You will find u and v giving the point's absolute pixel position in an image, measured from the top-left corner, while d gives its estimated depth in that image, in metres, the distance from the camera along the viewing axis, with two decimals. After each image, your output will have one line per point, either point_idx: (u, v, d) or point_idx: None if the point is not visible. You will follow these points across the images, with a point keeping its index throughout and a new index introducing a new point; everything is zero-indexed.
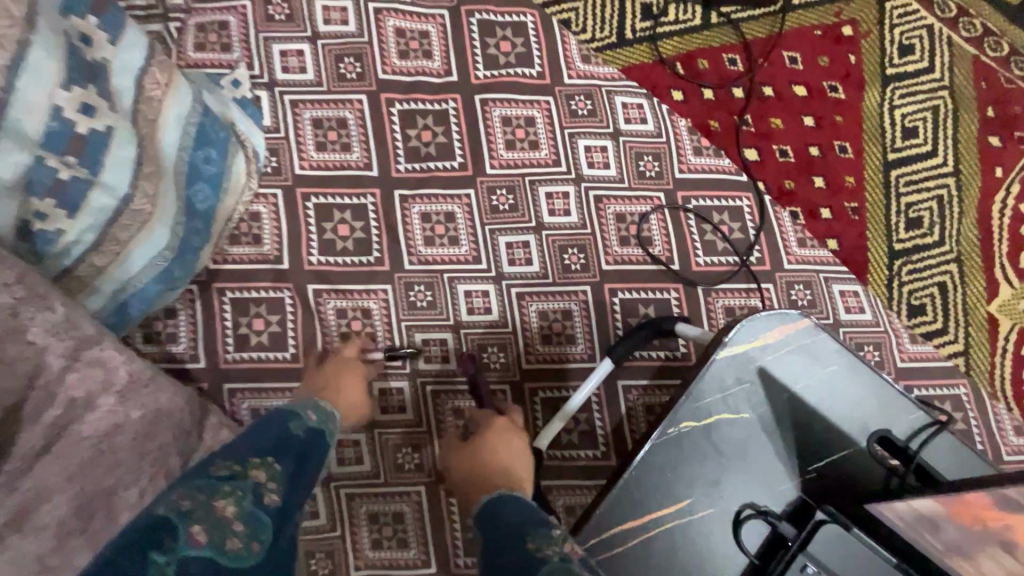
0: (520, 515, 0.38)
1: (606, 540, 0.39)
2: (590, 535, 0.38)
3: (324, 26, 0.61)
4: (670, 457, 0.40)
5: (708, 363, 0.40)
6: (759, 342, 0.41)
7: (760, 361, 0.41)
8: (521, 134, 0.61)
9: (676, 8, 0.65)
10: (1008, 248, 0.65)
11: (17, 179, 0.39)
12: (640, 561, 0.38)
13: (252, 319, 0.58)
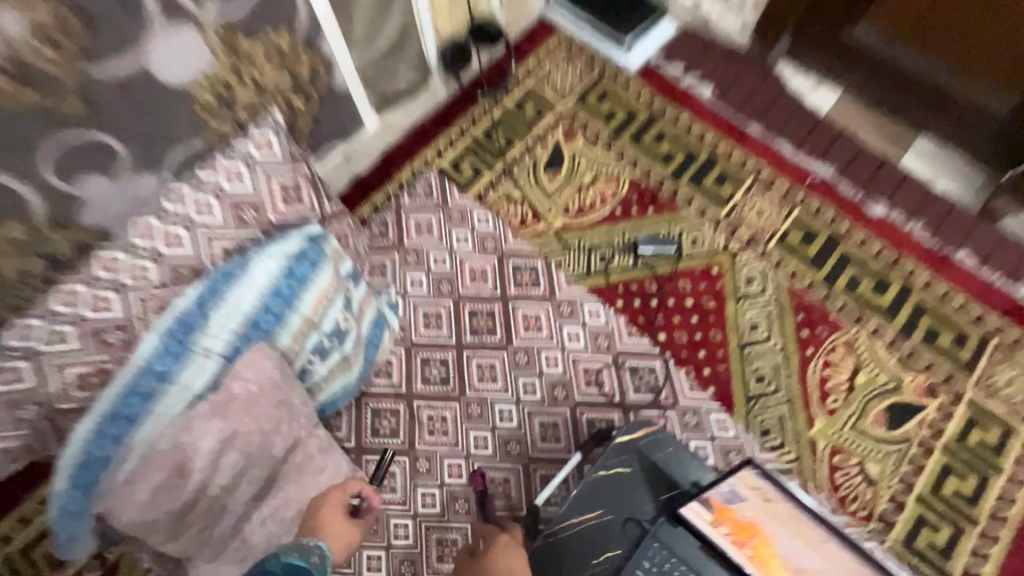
0: None
1: (562, 530, 0.82)
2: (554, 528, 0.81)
3: (433, 265, 1.18)
4: (593, 491, 0.83)
5: (609, 445, 0.85)
6: (635, 434, 0.86)
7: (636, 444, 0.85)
8: (532, 323, 1.13)
9: (619, 256, 1.21)
10: (819, 396, 1.10)
11: (311, 347, 0.93)
12: (578, 541, 0.81)
13: (383, 419, 1.06)
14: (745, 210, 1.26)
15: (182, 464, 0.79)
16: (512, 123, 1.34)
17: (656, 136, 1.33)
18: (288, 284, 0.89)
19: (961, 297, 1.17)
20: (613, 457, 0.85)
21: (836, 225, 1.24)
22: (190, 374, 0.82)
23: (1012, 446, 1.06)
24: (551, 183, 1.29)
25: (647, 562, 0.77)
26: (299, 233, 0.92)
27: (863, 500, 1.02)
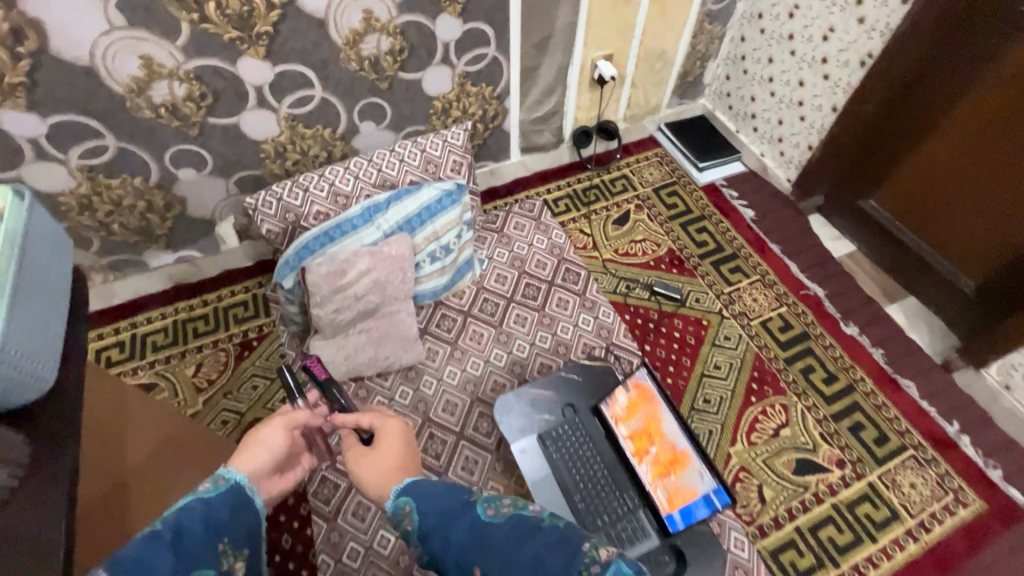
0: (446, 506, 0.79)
1: (525, 392, 1.25)
2: (521, 388, 1.24)
3: (515, 247, 1.75)
4: (554, 381, 1.26)
5: (577, 361, 1.28)
6: (596, 363, 1.28)
7: (593, 367, 1.27)
8: (563, 304, 1.64)
9: (640, 289, 1.70)
10: (747, 430, 1.43)
11: (428, 251, 1.53)
12: (532, 402, 1.24)
13: (445, 319, 1.60)
14: (744, 294, 1.69)
15: (342, 270, 1.40)
16: (603, 190, 1.95)
17: (699, 228, 1.84)
18: (434, 208, 1.51)
19: (894, 411, 1.46)
20: (577, 369, 1.28)
21: (811, 328, 1.62)
22: (366, 232, 1.47)
23: (893, 527, 1.29)
24: (613, 231, 1.84)
25: (568, 427, 1.19)
26: (452, 184, 1.55)
27: (750, 509, 1.31)
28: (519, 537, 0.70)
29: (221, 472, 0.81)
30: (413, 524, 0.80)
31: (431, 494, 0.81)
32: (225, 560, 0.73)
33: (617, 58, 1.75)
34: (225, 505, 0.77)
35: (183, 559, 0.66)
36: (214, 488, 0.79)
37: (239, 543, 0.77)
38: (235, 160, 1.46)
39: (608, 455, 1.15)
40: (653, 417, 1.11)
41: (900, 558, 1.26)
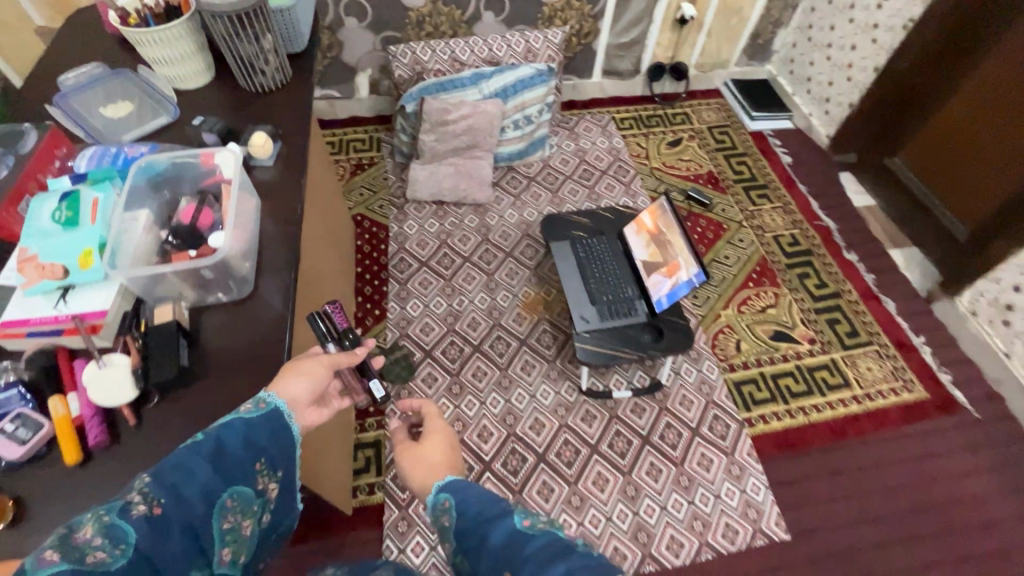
0: (482, 512, 0.65)
1: (568, 216, 1.61)
2: (565, 213, 1.62)
3: (581, 142, 2.12)
4: (592, 214, 1.62)
5: (613, 207, 1.63)
6: (627, 211, 1.63)
7: (624, 213, 1.62)
8: (611, 187, 1.99)
9: (676, 191, 2.02)
10: (738, 302, 1.74)
11: (515, 117, 1.93)
12: (571, 222, 1.60)
13: (514, 179, 1.99)
14: (765, 214, 1.98)
15: (448, 111, 1.81)
16: (665, 119, 2.29)
17: (739, 161, 2.15)
18: (527, 81, 1.91)
19: (869, 318, 1.72)
20: (611, 211, 1.63)
21: (816, 249, 1.89)
22: (471, 92, 1.89)
23: (842, 390, 1.57)
24: (665, 150, 2.17)
25: (595, 242, 1.54)
26: (545, 66, 1.94)
27: (726, 352, 1.62)
28: (556, 554, 0.57)
29: (262, 393, 0.64)
30: (450, 520, 0.68)
31: (475, 497, 0.68)
32: (260, 487, 0.60)
33: (699, 3, 2.08)
34: (267, 432, 0.62)
35: (220, 476, 0.56)
36: (257, 410, 0.62)
37: (276, 462, 0.62)
38: (387, 19, 1.91)
39: (622, 264, 1.50)
40: (657, 228, 1.41)
41: (841, 411, 1.53)
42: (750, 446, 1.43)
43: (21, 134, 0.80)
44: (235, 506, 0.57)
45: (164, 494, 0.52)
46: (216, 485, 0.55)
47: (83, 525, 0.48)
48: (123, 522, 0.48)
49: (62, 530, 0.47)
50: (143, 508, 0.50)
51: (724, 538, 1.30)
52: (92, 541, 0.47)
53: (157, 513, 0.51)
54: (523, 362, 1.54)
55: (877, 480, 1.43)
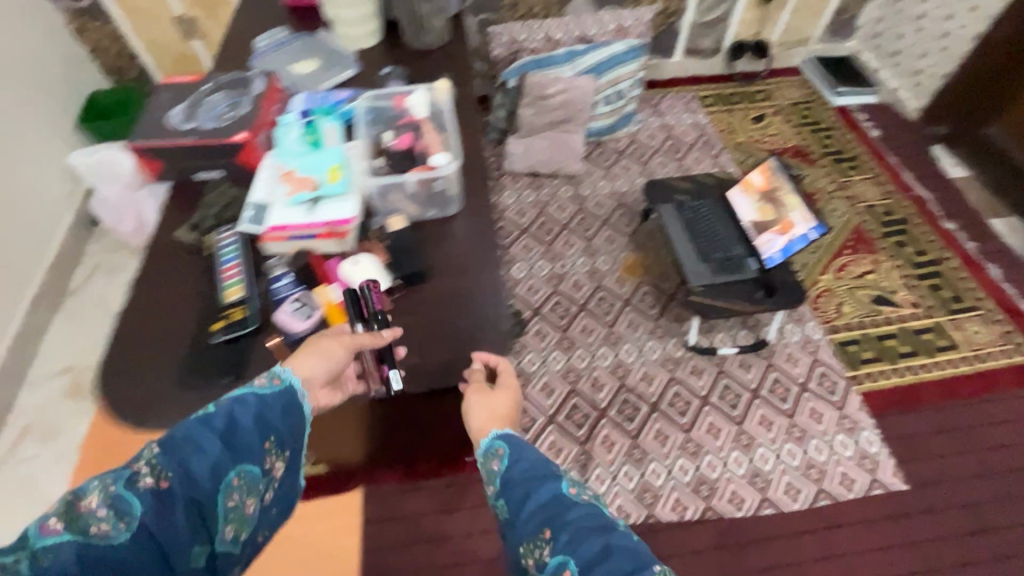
0: (532, 465, 0.58)
1: (668, 181, 1.67)
2: (665, 179, 1.67)
3: (666, 118, 2.17)
4: (693, 180, 1.67)
5: (712, 174, 1.68)
6: (727, 177, 1.68)
7: (724, 178, 1.67)
8: (700, 160, 2.04)
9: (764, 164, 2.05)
10: (836, 268, 1.75)
11: (607, 93, 2.00)
12: (672, 187, 1.65)
13: (603, 154, 2.06)
14: (855, 185, 1.99)
15: (546, 85, 1.89)
16: (747, 96, 2.31)
17: (826, 135, 2.15)
18: (620, 57, 1.98)
19: (973, 284, 1.71)
20: (711, 177, 1.67)
21: (912, 217, 1.89)
22: (566, 69, 1.96)
23: (950, 352, 1.57)
24: (749, 125, 2.20)
25: (699, 205, 1.59)
26: (636, 42, 2.00)
27: (828, 314, 1.64)
28: (597, 529, 0.50)
29: (274, 370, 0.64)
30: (497, 466, 0.60)
31: (532, 455, 0.60)
32: (267, 465, 0.60)
33: None
34: (279, 410, 0.62)
35: (230, 452, 0.56)
36: (272, 388, 0.62)
37: (284, 441, 0.62)
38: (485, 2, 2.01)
39: (727, 224, 1.55)
40: (774, 190, 1.45)
41: (950, 371, 1.53)
42: (860, 402, 1.46)
43: (249, 78, 0.91)
44: (241, 484, 0.56)
45: (173, 468, 0.52)
46: (223, 462, 0.55)
47: (89, 494, 0.48)
48: (128, 494, 0.49)
49: (67, 498, 0.48)
50: (148, 481, 0.50)
51: (841, 486, 1.33)
52: (97, 512, 0.47)
53: (163, 486, 0.51)
54: (628, 320, 1.60)
55: (992, 438, 1.43)
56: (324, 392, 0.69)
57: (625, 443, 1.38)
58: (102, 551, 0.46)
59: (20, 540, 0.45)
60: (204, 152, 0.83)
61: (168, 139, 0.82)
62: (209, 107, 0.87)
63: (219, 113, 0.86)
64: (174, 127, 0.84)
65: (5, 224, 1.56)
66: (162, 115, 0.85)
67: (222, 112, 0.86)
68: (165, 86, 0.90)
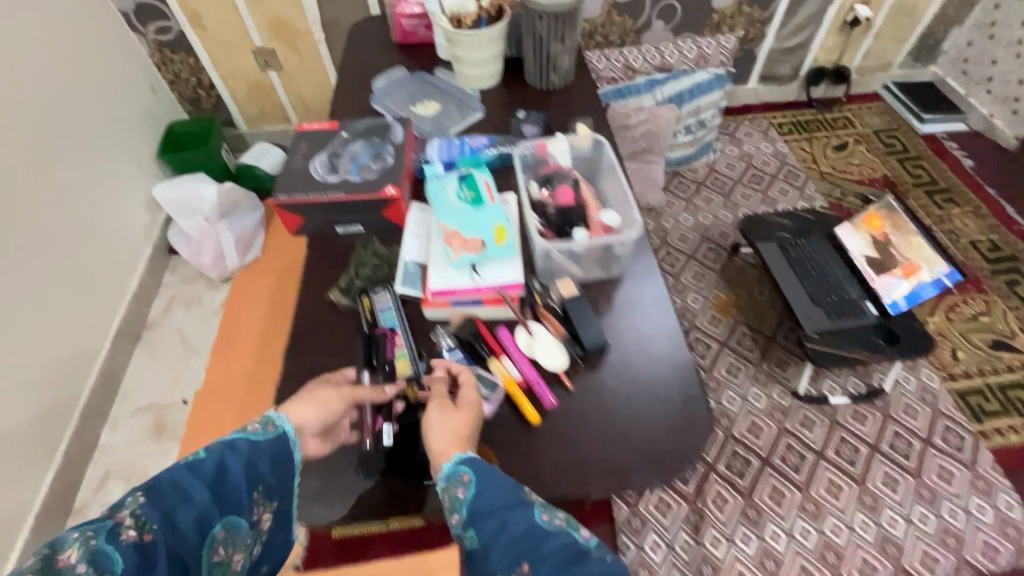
0: (502, 494, 0.52)
1: (767, 217, 1.59)
2: (763, 215, 1.60)
3: (743, 148, 2.10)
4: (793, 216, 1.59)
5: (814, 211, 1.61)
6: (829, 215, 1.60)
7: (827, 216, 1.58)
8: (783, 192, 1.95)
9: (852, 195, 1.95)
10: (945, 308, 1.64)
11: (687, 123, 1.93)
12: (772, 223, 1.57)
13: (681, 184, 1.99)
14: (954, 219, 1.87)
15: (627, 115, 1.84)
16: (826, 123, 2.23)
17: (915, 164, 2.05)
18: (704, 85, 1.90)
19: None
20: (812, 214, 1.59)
21: (1020, 254, 1.77)
22: (647, 98, 1.90)
23: None
24: (831, 154, 2.11)
25: (803, 243, 1.51)
26: (720, 70, 1.93)
27: (943, 360, 1.52)
28: (572, 560, 0.48)
29: (270, 413, 0.58)
30: (465, 495, 0.53)
31: (501, 480, 0.54)
32: (255, 517, 0.53)
33: (874, 3, 2.02)
34: (269, 458, 0.56)
35: (219, 501, 0.50)
36: (263, 434, 0.56)
37: (273, 490, 0.55)
38: None
39: (837, 264, 1.46)
40: (892, 237, 1.38)
41: None
42: (991, 459, 1.34)
43: (389, 126, 0.87)
44: (227, 537, 0.50)
45: (158, 519, 0.46)
46: (212, 511, 0.49)
47: (69, 546, 0.42)
48: (110, 548, 0.43)
49: (42, 550, 0.42)
50: (133, 533, 0.44)
51: (984, 556, 1.21)
52: (77, 567, 0.41)
53: (148, 539, 0.45)
54: (728, 364, 1.52)
55: None
56: (315, 442, 0.62)
57: (739, 501, 1.28)
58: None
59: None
60: (353, 207, 0.78)
61: (317, 193, 0.77)
62: (353, 157, 0.82)
63: (365, 164, 0.81)
64: (320, 180, 0.79)
65: (94, 259, 1.55)
66: (306, 165, 0.81)
67: (367, 164, 0.81)
68: (303, 133, 0.85)
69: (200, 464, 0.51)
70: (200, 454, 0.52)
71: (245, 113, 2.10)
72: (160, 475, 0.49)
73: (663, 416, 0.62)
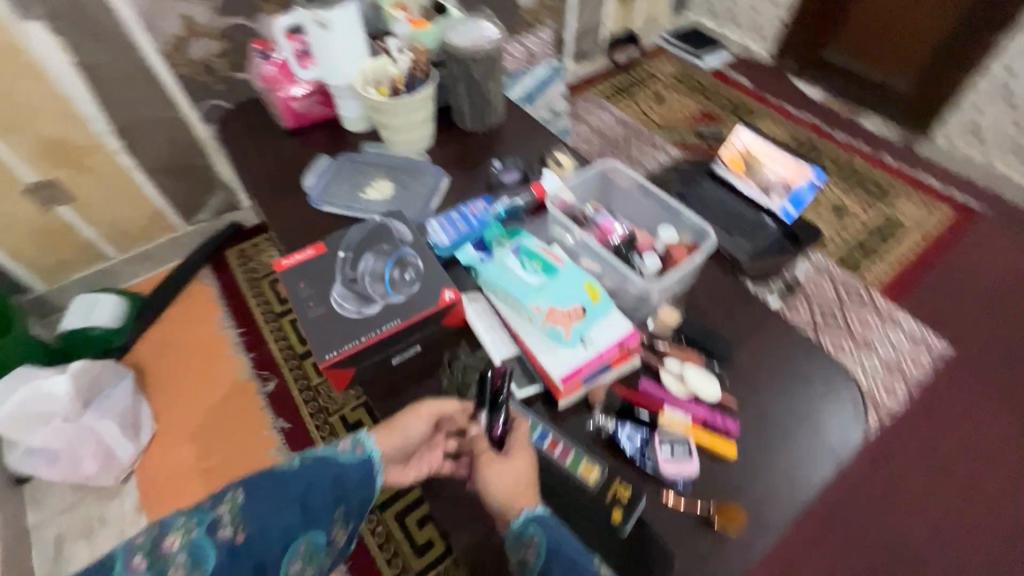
0: (576, 568, 0.51)
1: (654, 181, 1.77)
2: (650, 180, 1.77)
3: (591, 125, 2.28)
4: (675, 171, 1.78)
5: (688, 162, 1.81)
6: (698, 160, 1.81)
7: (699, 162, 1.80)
8: (641, 151, 2.18)
9: (689, 135, 2.26)
10: None
11: (545, 118, 1.98)
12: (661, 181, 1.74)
13: None
14: (763, 128, 2.29)
15: None
16: (638, 82, 2.52)
17: (716, 95, 2.44)
18: (548, 82, 1.95)
19: (886, 173, 2.07)
20: (688, 165, 1.79)
21: (816, 137, 2.23)
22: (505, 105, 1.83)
23: (907, 229, 1.89)
24: (656, 106, 2.40)
25: (694, 190, 1.70)
26: (554, 64, 1.99)
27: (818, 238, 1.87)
28: None
29: (362, 436, 0.60)
30: (534, 561, 0.52)
31: (571, 541, 0.53)
32: (330, 537, 0.55)
33: None
34: (353, 483, 0.58)
35: (306, 516, 0.53)
36: (351, 456, 0.59)
37: (351, 511, 0.58)
38: None
39: (727, 194, 1.66)
40: (760, 162, 1.58)
41: (917, 245, 1.85)
42: (883, 297, 1.71)
43: (390, 226, 0.74)
44: (306, 552, 0.53)
45: (252, 521, 0.50)
46: (297, 525, 0.52)
47: (175, 532, 0.47)
48: (207, 542, 0.47)
49: (153, 532, 0.47)
50: (229, 531, 0.48)
51: (917, 371, 1.56)
52: (180, 555, 0.46)
53: (241, 540, 0.49)
54: None
55: (970, 282, 1.76)
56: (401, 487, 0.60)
57: None
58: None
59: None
60: (415, 331, 0.66)
61: (371, 333, 0.64)
62: (377, 276, 0.68)
63: (396, 279, 0.68)
64: (361, 318, 0.65)
65: None
66: (330, 307, 0.66)
67: (398, 278, 0.69)
68: (295, 272, 0.69)
69: (290, 478, 0.54)
70: (292, 468, 0.55)
71: (39, 269, 1.61)
72: (254, 477, 0.53)
73: (808, 394, 0.65)
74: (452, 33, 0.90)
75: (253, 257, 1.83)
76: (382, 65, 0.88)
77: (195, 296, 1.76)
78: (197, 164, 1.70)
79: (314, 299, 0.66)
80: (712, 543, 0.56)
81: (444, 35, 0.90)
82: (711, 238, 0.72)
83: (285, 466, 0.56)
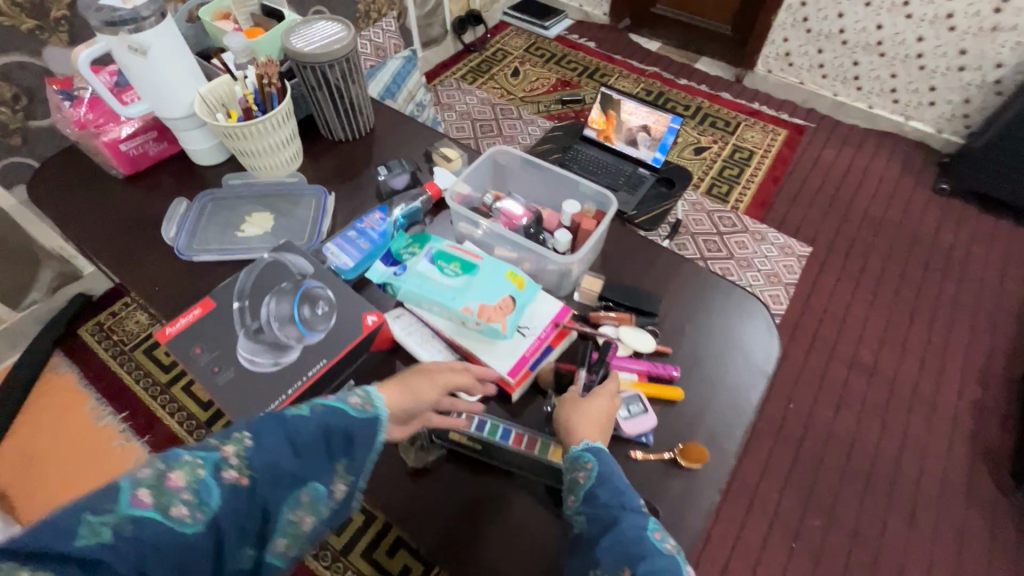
0: (623, 495, 0.52)
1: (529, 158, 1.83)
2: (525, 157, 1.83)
3: (457, 110, 2.25)
4: (550, 139, 1.83)
5: (562, 128, 1.86)
6: (571, 125, 1.87)
7: (572, 126, 1.87)
8: (512, 127, 2.20)
9: (552, 104, 2.32)
10: None
11: (411, 110, 1.90)
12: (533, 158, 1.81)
13: None
14: (616, 85, 2.41)
15: None
16: (492, 60, 2.52)
17: (567, 61, 2.53)
18: (404, 72, 1.86)
19: (727, 109, 2.30)
20: (563, 132, 1.86)
21: (663, 86, 2.40)
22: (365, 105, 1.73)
23: (754, 154, 2.13)
24: (515, 81, 2.42)
25: (573, 155, 1.76)
26: (405, 53, 1.90)
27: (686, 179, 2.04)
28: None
29: (374, 392, 0.53)
30: (587, 480, 0.53)
31: (623, 477, 0.54)
32: (332, 491, 0.49)
33: None
34: (359, 440, 0.51)
35: (309, 466, 0.46)
36: (360, 411, 0.51)
37: (357, 468, 0.51)
38: None
39: (602, 152, 1.73)
40: (626, 121, 1.65)
41: (765, 167, 2.08)
42: (750, 219, 1.92)
43: (287, 260, 0.67)
44: (308, 504, 0.46)
45: (262, 464, 0.43)
46: (302, 474, 0.46)
47: (180, 468, 0.41)
48: (214, 483, 0.41)
49: (157, 465, 0.40)
50: (235, 473, 0.42)
51: (791, 275, 1.78)
52: (182, 493, 0.39)
53: (246, 483, 0.42)
54: None
55: (812, 188, 2.03)
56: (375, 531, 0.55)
57: None
58: (174, 539, 0.38)
59: (109, 501, 0.37)
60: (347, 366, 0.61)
61: (297, 382, 0.57)
62: (286, 318, 0.62)
63: (309, 316, 0.62)
64: (280, 368, 0.58)
65: None
66: (242, 366, 0.58)
67: (310, 314, 0.62)
68: (188, 338, 0.60)
69: (299, 425, 0.47)
70: (306, 415, 0.48)
71: None
72: (261, 418, 0.46)
73: (728, 322, 0.71)
74: (295, 37, 0.82)
75: (115, 328, 1.58)
76: (225, 87, 0.80)
77: (54, 390, 1.48)
78: (11, 240, 1.40)
79: (221, 362, 0.58)
80: (686, 482, 0.59)
81: (285, 41, 0.82)
82: (611, 202, 0.74)
83: (294, 411, 0.49)
